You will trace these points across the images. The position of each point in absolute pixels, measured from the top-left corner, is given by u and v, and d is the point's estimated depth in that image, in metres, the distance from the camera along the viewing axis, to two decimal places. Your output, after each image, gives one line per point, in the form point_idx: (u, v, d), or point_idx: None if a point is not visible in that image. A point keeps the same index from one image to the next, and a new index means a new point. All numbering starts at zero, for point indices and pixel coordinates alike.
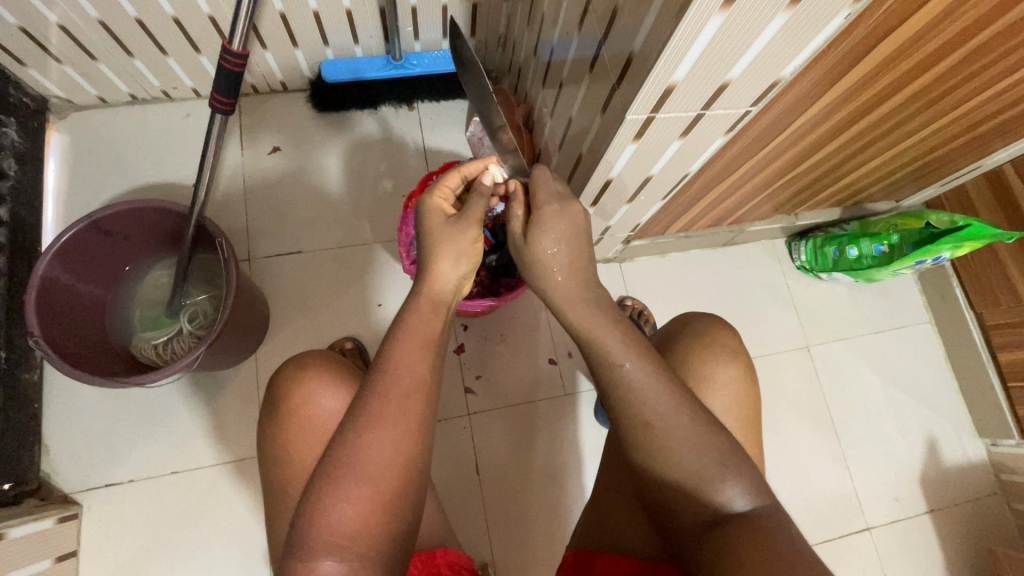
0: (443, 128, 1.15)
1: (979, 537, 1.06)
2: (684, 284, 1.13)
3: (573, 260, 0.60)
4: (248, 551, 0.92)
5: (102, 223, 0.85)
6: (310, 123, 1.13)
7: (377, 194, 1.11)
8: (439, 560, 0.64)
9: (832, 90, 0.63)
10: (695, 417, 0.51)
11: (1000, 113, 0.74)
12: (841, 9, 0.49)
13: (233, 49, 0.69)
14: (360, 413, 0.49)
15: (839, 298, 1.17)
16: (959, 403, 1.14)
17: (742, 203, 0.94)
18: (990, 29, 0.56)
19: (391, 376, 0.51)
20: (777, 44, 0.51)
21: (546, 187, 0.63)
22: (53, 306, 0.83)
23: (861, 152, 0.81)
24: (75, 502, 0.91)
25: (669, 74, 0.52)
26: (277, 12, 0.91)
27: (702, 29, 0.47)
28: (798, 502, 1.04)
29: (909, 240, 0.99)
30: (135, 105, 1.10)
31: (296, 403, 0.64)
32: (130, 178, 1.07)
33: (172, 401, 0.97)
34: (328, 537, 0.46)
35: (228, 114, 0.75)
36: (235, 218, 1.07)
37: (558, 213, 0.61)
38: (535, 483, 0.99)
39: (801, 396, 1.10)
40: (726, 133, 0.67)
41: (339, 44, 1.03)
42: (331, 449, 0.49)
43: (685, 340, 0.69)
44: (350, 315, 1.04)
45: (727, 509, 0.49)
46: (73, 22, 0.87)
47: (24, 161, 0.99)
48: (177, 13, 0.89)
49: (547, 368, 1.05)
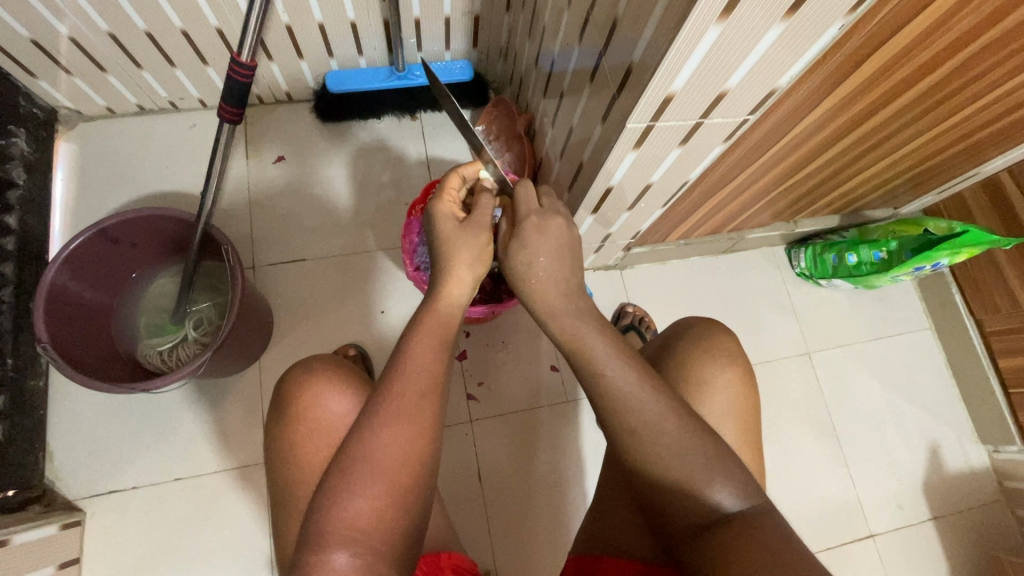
0: (445, 137, 1.17)
1: (982, 545, 1.06)
2: (685, 291, 1.14)
3: (553, 273, 0.60)
4: (249, 559, 0.92)
5: (109, 230, 0.86)
6: (313, 133, 1.14)
7: (380, 202, 1.12)
8: (443, 563, 0.64)
9: (831, 98, 0.64)
10: (684, 422, 0.52)
11: (997, 119, 0.75)
12: (835, 20, 0.50)
13: (242, 60, 0.71)
14: (375, 410, 0.50)
15: (839, 305, 1.18)
16: (961, 410, 1.14)
17: (742, 211, 0.95)
18: (984, 36, 0.57)
19: (404, 376, 0.51)
20: (772, 53, 0.53)
21: (524, 202, 0.63)
22: (61, 313, 0.84)
23: (862, 157, 0.82)
24: (77, 509, 0.92)
25: (668, 83, 0.53)
26: (283, 24, 0.93)
27: (700, 39, 0.48)
28: (801, 507, 1.04)
29: (907, 245, 1.00)
30: (142, 115, 1.11)
31: (302, 407, 0.65)
32: (137, 187, 1.08)
33: (176, 408, 0.98)
34: (343, 532, 0.46)
35: (236, 124, 0.76)
36: (240, 227, 1.08)
37: (538, 229, 0.61)
38: (537, 489, 0.99)
39: (802, 402, 1.10)
40: (725, 141, 0.68)
41: (344, 55, 1.05)
42: (345, 447, 0.49)
43: (681, 345, 0.70)
44: (353, 323, 1.05)
45: (719, 510, 0.49)
46: (84, 34, 0.89)
47: (33, 170, 1.01)
48: (186, 26, 0.90)
49: (548, 376, 1.05)
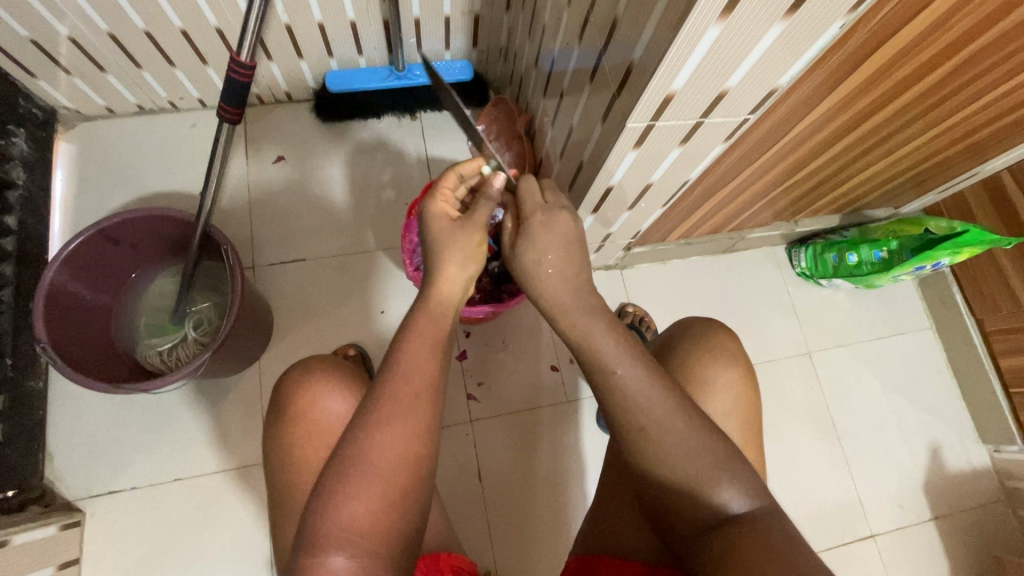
0: (445, 136, 1.17)
1: (983, 545, 1.06)
2: (685, 291, 1.14)
3: (560, 270, 0.60)
4: (249, 559, 0.92)
5: (109, 230, 0.86)
6: (313, 133, 1.14)
7: (380, 202, 1.12)
8: (443, 563, 0.64)
9: (831, 97, 0.64)
10: (687, 421, 0.52)
11: (998, 119, 0.75)
12: (836, 19, 0.50)
13: (242, 60, 0.70)
14: (370, 411, 0.50)
15: (839, 305, 1.17)
16: (962, 409, 1.14)
17: (743, 210, 0.95)
18: (985, 35, 0.57)
19: (399, 377, 0.51)
20: (774, 52, 0.52)
21: (529, 199, 0.63)
22: (60, 314, 0.84)
23: (863, 157, 0.82)
24: (77, 509, 0.91)
25: (668, 82, 0.53)
26: (283, 24, 0.93)
27: (700, 39, 0.48)
28: (801, 507, 1.03)
29: (908, 245, 1.00)
30: (141, 116, 1.11)
31: (301, 407, 0.64)
32: (136, 187, 1.08)
33: (176, 408, 0.98)
34: (339, 534, 0.46)
35: (235, 124, 0.76)
36: (239, 228, 1.08)
37: (544, 225, 0.61)
38: (538, 489, 0.99)
39: (803, 402, 1.10)
40: (726, 140, 0.68)
41: (343, 55, 1.05)
42: (340, 448, 0.49)
43: (683, 345, 0.69)
44: (353, 323, 1.05)
45: (724, 511, 0.49)
46: (83, 33, 0.89)
47: (32, 170, 1.00)
48: (185, 26, 0.90)
49: (548, 376, 1.05)
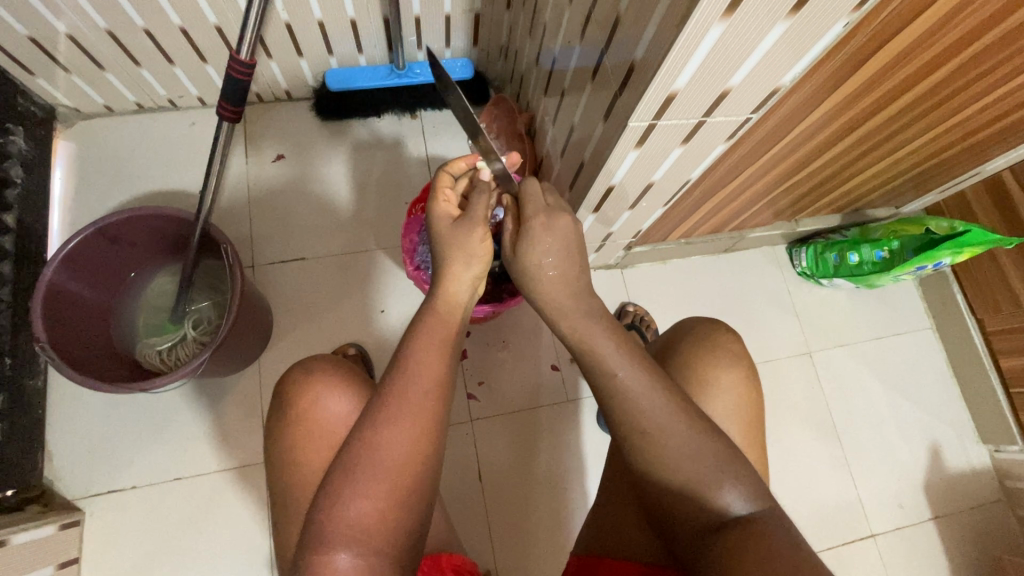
0: (445, 136, 1.16)
1: (983, 544, 1.06)
2: (686, 291, 1.14)
3: (561, 272, 0.60)
4: (248, 560, 0.92)
5: (107, 229, 0.86)
6: (313, 132, 1.14)
7: (380, 200, 1.12)
8: (444, 564, 0.63)
9: (833, 97, 0.63)
10: (689, 423, 0.51)
11: (1000, 118, 0.74)
12: (839, 18, 0.50)
13: (241, 58, 0.70)
14: (379, 409, 0.50)
15: (840, 305, 1.17)
16: (961, 409, 1.14)
17: (744, 210, 0.95)
18: (989, 35, 0.56)
19: (410, 377, 0.51)
20: (777, 51, 0.52)
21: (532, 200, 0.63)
22: (60, 313, 0.83)
23: (865, 155, 0.81)
24: (76, 509, 0.91)
25: (671, 81, 0.53)
26: (283, 21, 0.93)
27: (703, 37, 0.48)
28: (801, 507, 1.03)
29: (909, 245, 1.00)
30: (140, 114, 1.11)
31: (303, 407, 0.64)
32: (136, 186, 1.08)
33: (176, 407, 0.98)
34: (346, 531, 0.46)
35: (234, 122, 0.75)
36: (239, 226, 1.07)
37: (546, 226, 0.61)
38: (538, 489, 0.99)
39: (803, 402, 1.10)
40: (727, 139, 0.68)
41: (343, 53, 1.05)
42: (348, 445, 0.49)
43: (684, 346, 0.69)
44: (353, 322, 1.05)
45: (724, 513, 0.49)
46: (82, 31, 0.89)
47: (31, 169, 1.00)
48: (184, 23, 0.90)
49: (548, 375, 1.05)
